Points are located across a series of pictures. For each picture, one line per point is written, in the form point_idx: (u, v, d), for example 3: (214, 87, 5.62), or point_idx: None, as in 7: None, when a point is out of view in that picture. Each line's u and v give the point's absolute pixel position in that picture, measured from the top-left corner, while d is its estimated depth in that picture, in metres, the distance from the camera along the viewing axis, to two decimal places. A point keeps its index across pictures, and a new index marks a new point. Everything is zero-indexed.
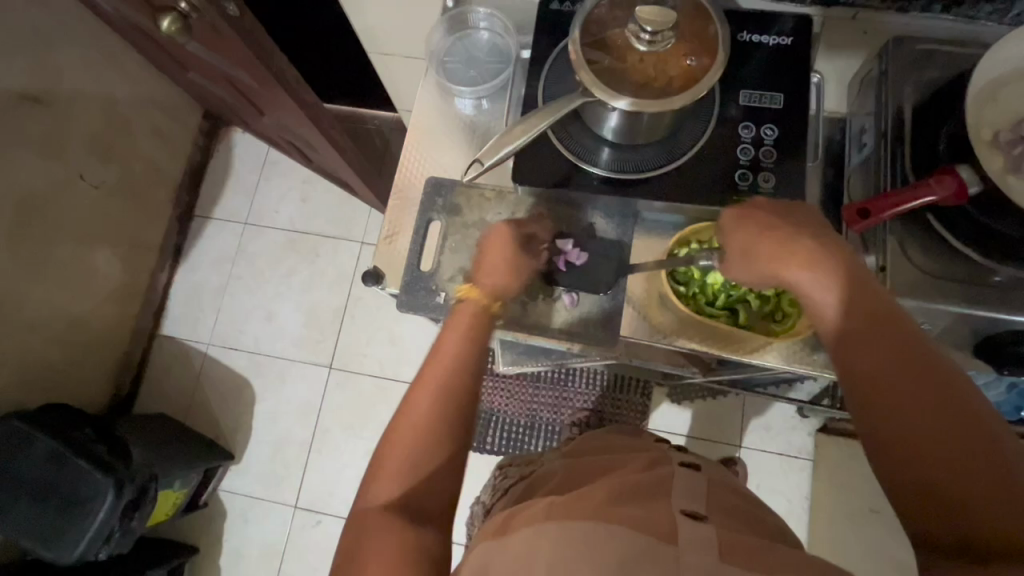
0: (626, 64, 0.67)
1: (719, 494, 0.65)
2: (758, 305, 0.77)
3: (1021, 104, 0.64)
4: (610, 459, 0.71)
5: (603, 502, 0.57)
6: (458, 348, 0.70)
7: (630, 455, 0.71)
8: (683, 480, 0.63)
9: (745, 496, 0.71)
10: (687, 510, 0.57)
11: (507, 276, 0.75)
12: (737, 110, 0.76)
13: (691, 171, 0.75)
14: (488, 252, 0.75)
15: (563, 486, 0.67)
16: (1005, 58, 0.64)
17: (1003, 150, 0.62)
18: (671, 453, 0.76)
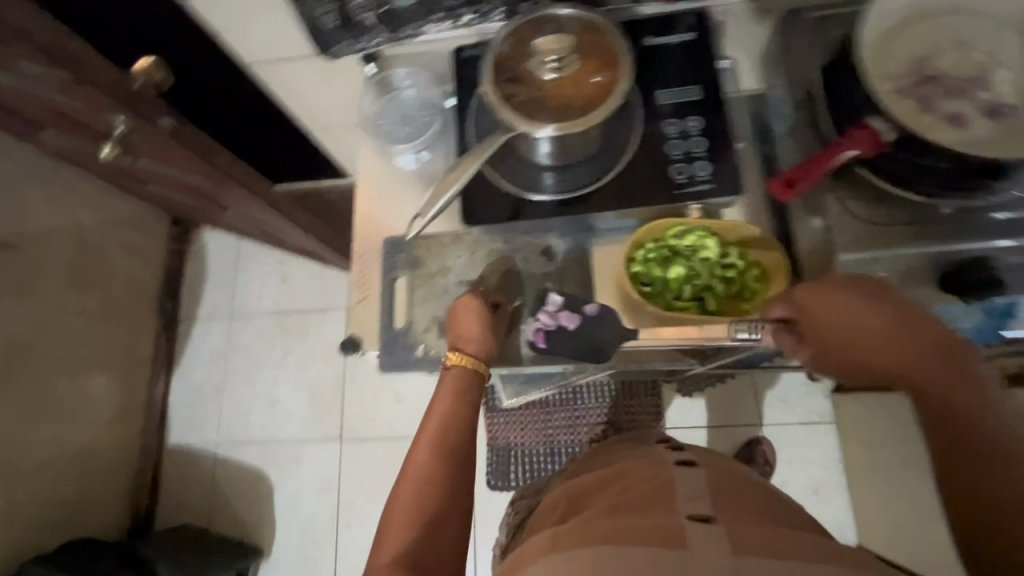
0: (542, 92, 0.69)
1: (724, 487, 0.63)
2: (724, 289, 0.76)
3: (919, 46, 0.66)
4: (604, 473, 0.72)
5: (604, 519, 0.57)
6: (442, 412, 0.75)
7: (629, 463, 0.72)
8: (679, 479, 0.62)
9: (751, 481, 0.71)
10: (693, 513, 0.56)
11: (486, 338, 0.76)
12: (660, 110, 0.79)
13: (629, 175, 0.78)
14: (467, 318, 0.75)
15: (574, 503, 0.67)
16: (894, 6, 0.66)
17: (909, 94, 0.64)
18: (667, 453, 0.77)
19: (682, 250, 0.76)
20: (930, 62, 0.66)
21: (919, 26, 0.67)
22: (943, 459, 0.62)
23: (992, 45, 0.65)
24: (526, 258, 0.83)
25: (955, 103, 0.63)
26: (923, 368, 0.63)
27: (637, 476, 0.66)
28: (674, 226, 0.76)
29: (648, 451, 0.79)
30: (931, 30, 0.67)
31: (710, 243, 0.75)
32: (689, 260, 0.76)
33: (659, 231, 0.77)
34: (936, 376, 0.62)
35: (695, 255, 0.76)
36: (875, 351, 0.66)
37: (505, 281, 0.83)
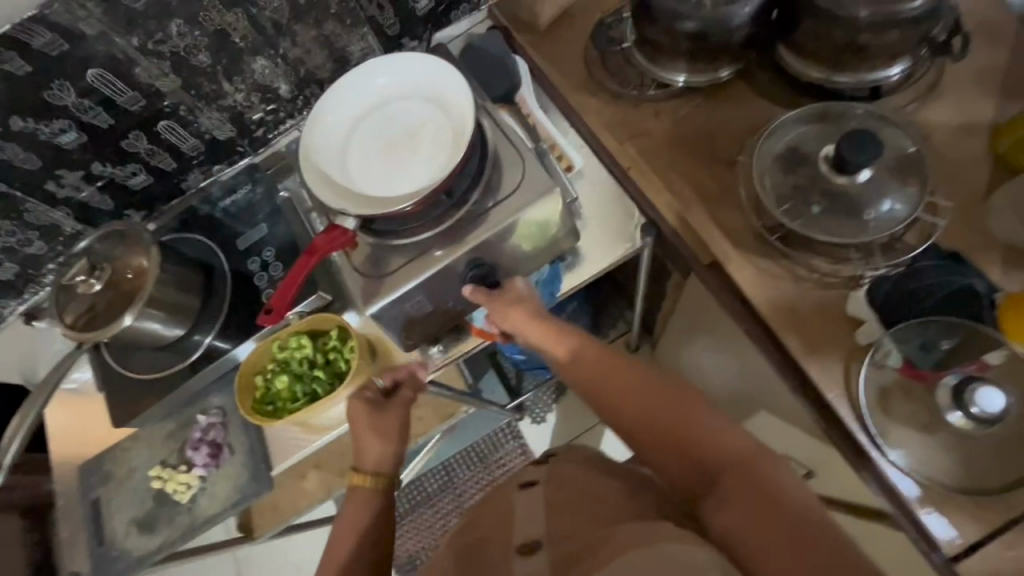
0: (105, 300, 0.80)
1: (563, 499, 0.57)
2: (329, 375, 0.86)
3: (362, 131, 0.83)
4: (403, 456, 0.78)
5: (486, 546, 0.56)
6: (383, 427, 0.77)
7: (505, 505, 0.60)
8: (527, 511, 0.58)
9: (599, 477, 0.60)
10: (523, 544, 0.54)
11: (394, 441, 0.76)
12: (242, 254, 0.94)
13: (236, 315, 0.91)
14: (360, 414, 0.77)
15: (460, 532, 0.62)
16: (331, 115, 0.83)
17: (361, 173, 0.80)
18: (399, 415, 0.78)
19: (283, 363, 0.87)
20: (375, 138, 0.82)
21: (356, 117, 0.84)
22: (703, 186, 0.81)
23: (408, 110, 0.83)
24: (194, 424, 0.91)
25: (392, 166, 0.80)
26: (696, 122, 0.85)
27: (505, 506, 0.60)
28: (275, 342, 0.87)
29: (395, 411, 0.78)
30: (367, 114, 0.84)
31: (304, 343, 0.86)
32: (290, 368, 0.86)
33: (266, 352, 0.88)
34: (710, 122, 0.84)
35: (295, 358, 0.86)
36: (684, 118, 0.86)
37: (179, 454, 0.89)
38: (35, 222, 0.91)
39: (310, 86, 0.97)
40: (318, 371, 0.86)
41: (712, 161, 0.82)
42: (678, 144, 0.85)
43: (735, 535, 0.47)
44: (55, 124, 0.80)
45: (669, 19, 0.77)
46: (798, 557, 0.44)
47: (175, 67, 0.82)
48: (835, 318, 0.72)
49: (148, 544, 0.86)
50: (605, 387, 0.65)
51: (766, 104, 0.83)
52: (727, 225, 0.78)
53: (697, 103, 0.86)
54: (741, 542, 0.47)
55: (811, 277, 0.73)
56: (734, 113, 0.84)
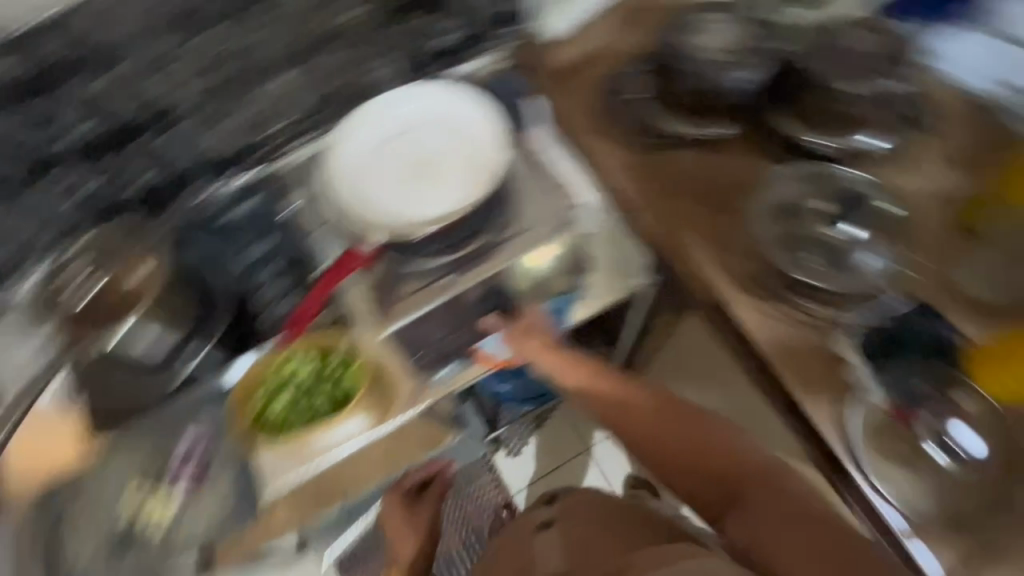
0: (109, 302, 0.86)
1: (582, 535, 0.66)
2: (328, 397, 0.85)
3: (383, 153, 0.86)
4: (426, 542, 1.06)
5: None
6: (411, 524, 1.05)
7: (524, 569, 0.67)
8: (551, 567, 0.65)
9: (615, 518, 0.67)
10: None
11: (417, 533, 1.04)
12: (243, 268, 0.93)
13: (239, 329, 0.92)
14: (391, 516, 1.06)
15: None
16: (357, 132, 0.87)
17: (381, 195, 0.83)
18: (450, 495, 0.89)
19: (282, 383, 0.86)
20: (395, 163, 0.85)
21: (378, 140, 0.87)
22: (703, 233, 0.87)
23: (430, 138, 0.86)
24: (180, 440, 0.89)
25: (410, 192, 0.83)
26: (700, 171, 0.91)
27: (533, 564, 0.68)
28: (281, 360, 0.87)
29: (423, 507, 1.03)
30: (387, 138, 0.86)
31: (307, 364, 0.87)
32: (290, 388, 0.85)
33: (265, 369, 0.87)
34: (713, 173, 0.90)
35: (296, 378, 0.86)
36: (689, 167, 0.91)
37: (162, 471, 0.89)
38: None
39: (328, 106, 0.99)
40: (318, 393, 0.85)
41: (713, 210, 0.88)
42: (681, 192, 0.90)
43: (764, 545, 0.54)
44: None
45: None
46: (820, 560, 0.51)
47: None
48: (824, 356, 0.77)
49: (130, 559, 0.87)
50: (614, 408, 0.70)
51: (766, 160, 0.89)
52: (725, 272, 0.84)
53: (702, 154, 0.92)
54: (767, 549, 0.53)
55: (804, 323, 0.79)
56: (732, 165, 0.91)
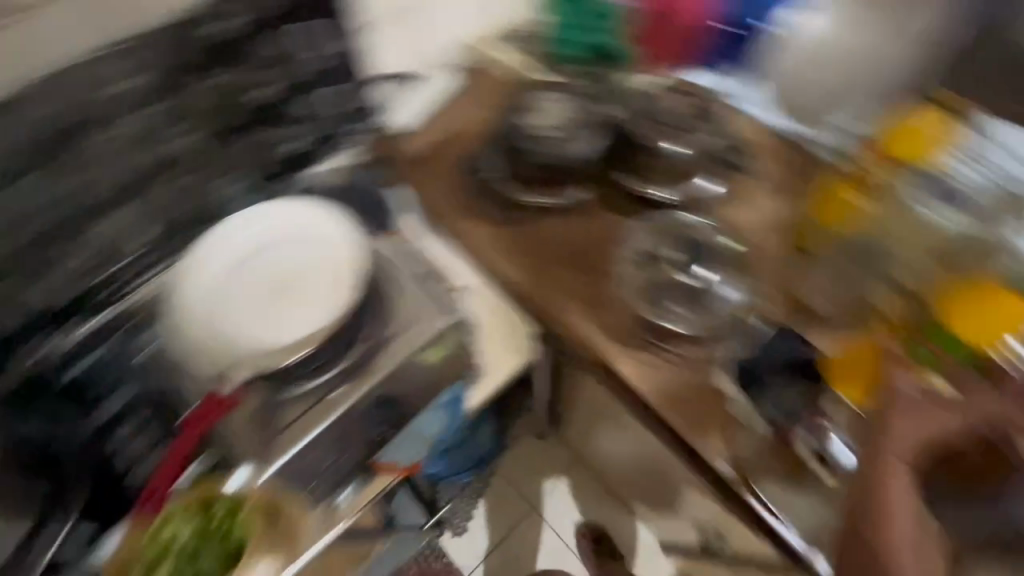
0: None
1: None
2: (215, 554, 0.76)
3: (230, 277, 0.80)
4: None
5: None
6: None
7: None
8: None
9: None
10: None
11: None
12: (102, 427, 0.83)
13: (102, 496, 0.82)
14: None
15: None
16: (202, 262, 0.81)
17: (231, 323, 0.76)
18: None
19: (159, 552, 0.75)
20: None
21: (225, 264, 0.81)
22: (575, 295, 0.89)
23: (284, 254, 0.82)
24: None
25: (263, 313, 0.77)
26: (563, 234, 0.95)
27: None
28: (149, 535, 0.76)
29: None
30: (236, 260, 0.81)
31: (183, 524, 0.76)
32: (171, 553, 0.75)
33: (141, 536, 0.76)
34: (574, 234, 0.94)
35: (175, 542, 0.76)
36: (553, 233, 0.95)
37: None
38: None
39: (177, 234, 0.94)
40: (200, 555, 0.76)
41: (580, 270, 0.91)
42: (549, 259, 0.93)
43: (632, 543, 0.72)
44: None
45: None
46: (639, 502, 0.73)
47: None
48: (707, 398, 0.81)
49: None
50: None
51: (618, 215, 0.95)
52: (601, 329, 0.87)
53: (562, 217, 0.96)
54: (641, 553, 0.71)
55: (685, 362, 0.83)
56: (594, 225, 0.95)
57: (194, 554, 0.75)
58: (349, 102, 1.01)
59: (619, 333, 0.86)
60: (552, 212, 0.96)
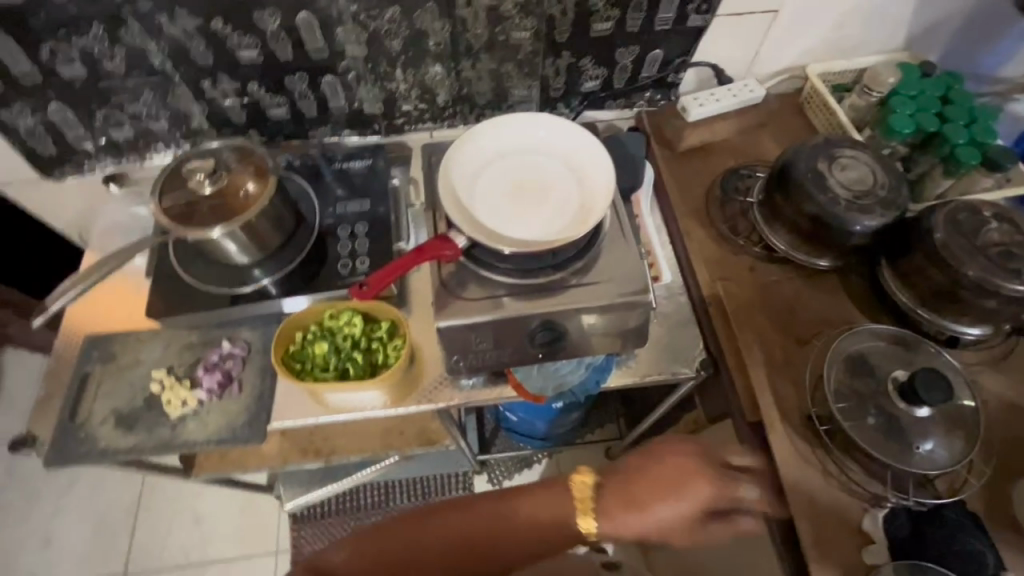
0: (197, 201, 0.84)
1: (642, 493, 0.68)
2: (361, 361, 0.87)
3: (497, 164, 0.88)
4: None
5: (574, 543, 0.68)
6: None
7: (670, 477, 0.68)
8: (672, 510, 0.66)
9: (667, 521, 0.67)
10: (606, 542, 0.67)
11: None
12: (334, 218, 0.98)
13: (306, 268, 0.93)
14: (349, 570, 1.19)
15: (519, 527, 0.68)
16: (482, 138, 0.89)
17: (480, 200, 0.84)
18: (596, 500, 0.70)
19: (328, 332, 0.88)
20: (505, 176, 0.87)
21: (497, 151, 0.89)
22: (768, 352, 0.85)
23: (547, 167, 0.88)
24: (216, 348, 0.91)
25: (507, 206, 0.84)
26: (785, 293, 0.90)
27: (690, 486, 0.67)
28: (328, 311, 0.88)
29: None
30: (507, 152, 0.89)
31: (356, 323, 0.87)
32: (333, 339, 0.87)
33: (320, 313, 0.89)
34: (796, 298, 0.90)
35: (342, 332, 0.87)
36: (776, 285, 0.91)
37: (190, 366, 0.89)
38: (172, 105, 0.95)
39: (463, 105, 1.04)
40: (353, 354, 0.87)
41: (784, 333, 0.87)
42: (760, 306, 0.90)
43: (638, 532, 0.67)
44: (245, 39, 0.86)
45: (801, 199, 0.85)
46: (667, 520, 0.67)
47: (369, 41, 0.89)
48: (850, 527, 0.74)
49: (118, 440, 0.84)
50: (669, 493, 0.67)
51: (851, 307, 0.89)
52: (776, 397, 0.82)
53: (793, 277, 0.92)
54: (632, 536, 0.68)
55: (843, 482, 0.76)
56: (822, 301, 0.90)
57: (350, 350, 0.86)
58: (661, 71, 1.03)
59: (792, 411, 0.81)
60: (785, 268, 0.92)
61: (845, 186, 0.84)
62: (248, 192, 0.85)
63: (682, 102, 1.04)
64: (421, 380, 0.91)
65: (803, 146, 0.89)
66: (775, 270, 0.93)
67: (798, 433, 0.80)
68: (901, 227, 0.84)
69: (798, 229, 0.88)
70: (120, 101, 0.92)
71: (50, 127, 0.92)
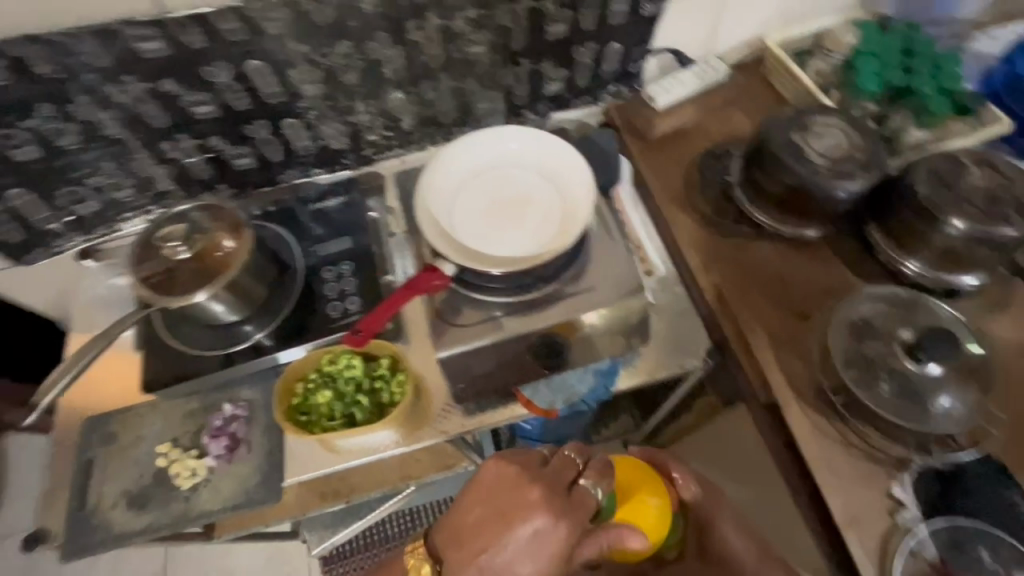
0: (175, 268, 0.82)
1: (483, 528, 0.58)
2: (367, 403, 0.86)
3: (472, 183, 0.87)
4: None
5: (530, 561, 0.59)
6: None
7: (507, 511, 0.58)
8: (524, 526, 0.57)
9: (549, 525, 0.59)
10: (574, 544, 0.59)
11: None
12: (318, 260, 0.96)
13: (297, 316, 0.91)
14: None
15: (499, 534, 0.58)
16: (453, 159, 0.87)
17: (462, 223, 0.83)
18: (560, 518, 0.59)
19: (329, 378, 0.86)
20: (483, 194, 0.86)
21: (471, 170, 0.88)
22: (771, 331, 0.85)
23: (523, 179, 0.87)
24: (218, 412, 0.89)
25: (490, 225, 0.83)
26: (780, 267, 0.90)
27: (514, 494, 0.59)
28: (325, 356, 0.86)
29: None
30: (481, 170, 0.88)
31: (355, 364, 0.86)
32: (335, 385, 0.85)
33: (318, 361, 0.87)
34: (790, 272, 0.89)
35: (342, 377, 0.86)
36: (769, 262, 0.90)
37: (194, 434, 0.87)
38: (134, 172, 0.93)
39: (430, 126, 1.02)
40: (357, 397, 0.85)
41: (784, 309, 0.87)
42: (757, 285, 0.89)
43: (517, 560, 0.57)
44: (198, 96, 0.84)
45: (781, 173, 0.84)
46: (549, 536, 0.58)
47: (325, 78, 0.88)
48: (878, 493, 0.74)
49: (132, 522, 0.82)
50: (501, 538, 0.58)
51: (846, 272, 0.89)
52: (786, 374, 0.82)
53: (784, 251, 0.91)
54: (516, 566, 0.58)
55: (864, 450, 0.76)
56: (817, 270, 0.89)
57: (354, 394, 0.84)
58: (623, 63, 1.02)
59: (803, 386, 0.81)
60: (774, 242, 0.92)
61: (822, 155, 0.83)
62: (226, 250, 0.83)
63: (649, 91, 1.03)
64: (429, 412, 0.90)
65: (775, 120, 0.88)
66: (765, 245, 0.92)
67: (813, 408, 0.79)
68: (885, 186, 0.84)
69: (781, 202, 0.87)
70: (81, 176, 0.90)
71: (13, 214, 0.90)
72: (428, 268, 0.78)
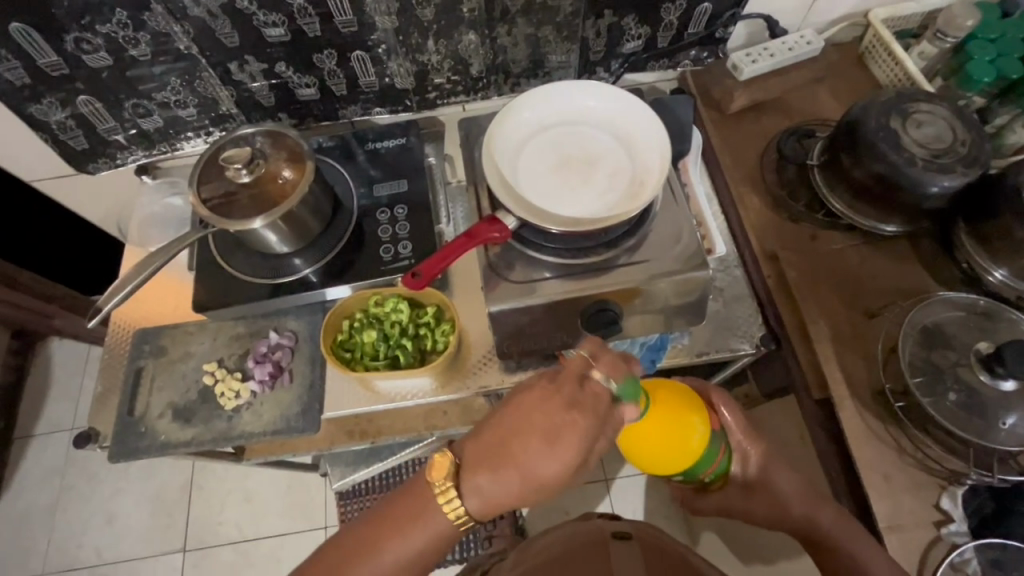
0: (235, 192, 0.82)
1: (506, 433, 0.51)
2: (410, 348, 0.86)
3: (540, 137, 0.83)
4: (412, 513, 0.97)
5: (554, 462, 0.50)
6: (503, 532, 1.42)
7: (533, 407, 0.51)
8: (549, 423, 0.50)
9: (570, 416, 0.50)
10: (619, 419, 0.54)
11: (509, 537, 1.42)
12: (374, 201, 0.95)
13: (348, 254, 0.91)
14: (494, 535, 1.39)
15: (517, 436, 0.51)
16: (523, 109, 0.84)
17: (527, 177, 0.80)
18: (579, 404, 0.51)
19: (376, 319, 0.87)
20: (550, 149, 0.82)
21: (540, 123, 0.84)
22: (834, 326, 0.81)
23: (593, 138, 0.83)
24: (264, 339, 0.91)
25: (556, 182, 0.80)
26: (851, 262, 0.85)
27: (540, 404, 0.51)
28: (373, 297, 0.87)
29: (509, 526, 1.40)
30: (550, 124, 0.84)
31: (402, 309, 0.86)
32: (381, 326, 0.86)
33: (367, 300, 0.88)
34: (862, 267, 0.85)
35: (389, 319, 0.87)
36: (840, 254, 0.86)
37: (240, 358, 0.89)
38: (200, 91, 0.92)
39: (499, 74, 0.99)
40: (402, 341, 0.86)
41: (851, 305, 0.83)
42: (824, 276, 0.85)
43: (551, 457, 0.51)
44: (271, 16, 0.82)
45: (872, 161, 0.78)
46: (563, 428, 0.50)
47: (400, 10, 0.84)
48: (925, 504, 0.72)
49: (177, 434, 0.85)
50: (525, 443, 0.50)
51: (921, 273, 0.84)
52: (844, 371, 0.78)
53: (857, 245, 0.87)
54: (542, 471, 0.51)
55: (917, 458, 0.74)
56: (889, 268, 0.85)
57: (399, 338, 0.85)
58: (710, 26, 0.96)
59: (860, 384, 0.78)
60: (848, 235, 0.87)
61: (919, 144, 0.77)
62: (286, 179, 0.83)
63: (734, 59, 0.96)
64: (469, 365, 0.89)
65: (873, 102, 0.82)
66: (838, 238, 0.87)
67: (868, 409, 0.76)
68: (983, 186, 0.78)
69: (862, 194, 0.82)
70: (148, 89, 0.89)
71: (82, 121, 0.90)
72: (489, 219, 0.75)
